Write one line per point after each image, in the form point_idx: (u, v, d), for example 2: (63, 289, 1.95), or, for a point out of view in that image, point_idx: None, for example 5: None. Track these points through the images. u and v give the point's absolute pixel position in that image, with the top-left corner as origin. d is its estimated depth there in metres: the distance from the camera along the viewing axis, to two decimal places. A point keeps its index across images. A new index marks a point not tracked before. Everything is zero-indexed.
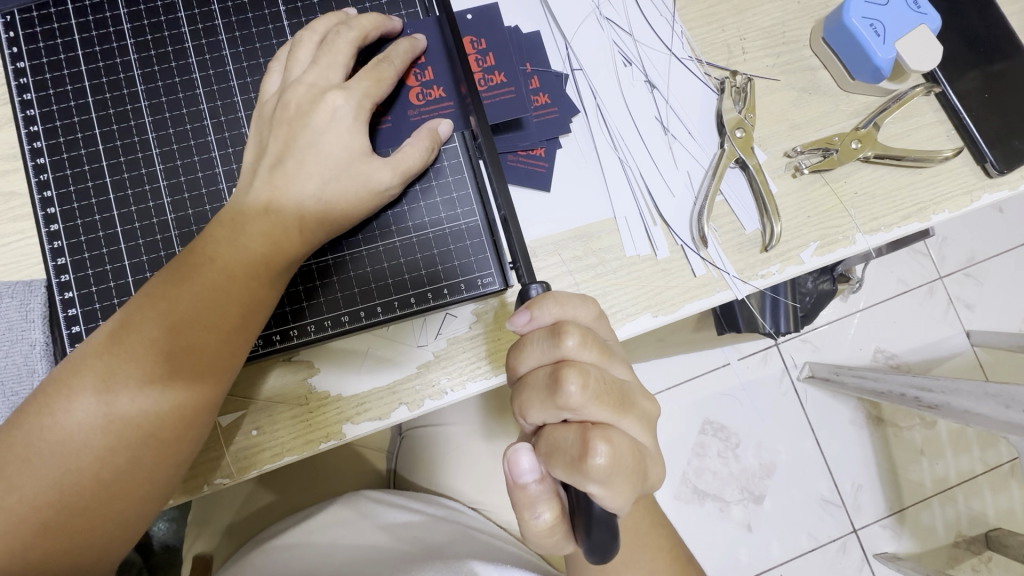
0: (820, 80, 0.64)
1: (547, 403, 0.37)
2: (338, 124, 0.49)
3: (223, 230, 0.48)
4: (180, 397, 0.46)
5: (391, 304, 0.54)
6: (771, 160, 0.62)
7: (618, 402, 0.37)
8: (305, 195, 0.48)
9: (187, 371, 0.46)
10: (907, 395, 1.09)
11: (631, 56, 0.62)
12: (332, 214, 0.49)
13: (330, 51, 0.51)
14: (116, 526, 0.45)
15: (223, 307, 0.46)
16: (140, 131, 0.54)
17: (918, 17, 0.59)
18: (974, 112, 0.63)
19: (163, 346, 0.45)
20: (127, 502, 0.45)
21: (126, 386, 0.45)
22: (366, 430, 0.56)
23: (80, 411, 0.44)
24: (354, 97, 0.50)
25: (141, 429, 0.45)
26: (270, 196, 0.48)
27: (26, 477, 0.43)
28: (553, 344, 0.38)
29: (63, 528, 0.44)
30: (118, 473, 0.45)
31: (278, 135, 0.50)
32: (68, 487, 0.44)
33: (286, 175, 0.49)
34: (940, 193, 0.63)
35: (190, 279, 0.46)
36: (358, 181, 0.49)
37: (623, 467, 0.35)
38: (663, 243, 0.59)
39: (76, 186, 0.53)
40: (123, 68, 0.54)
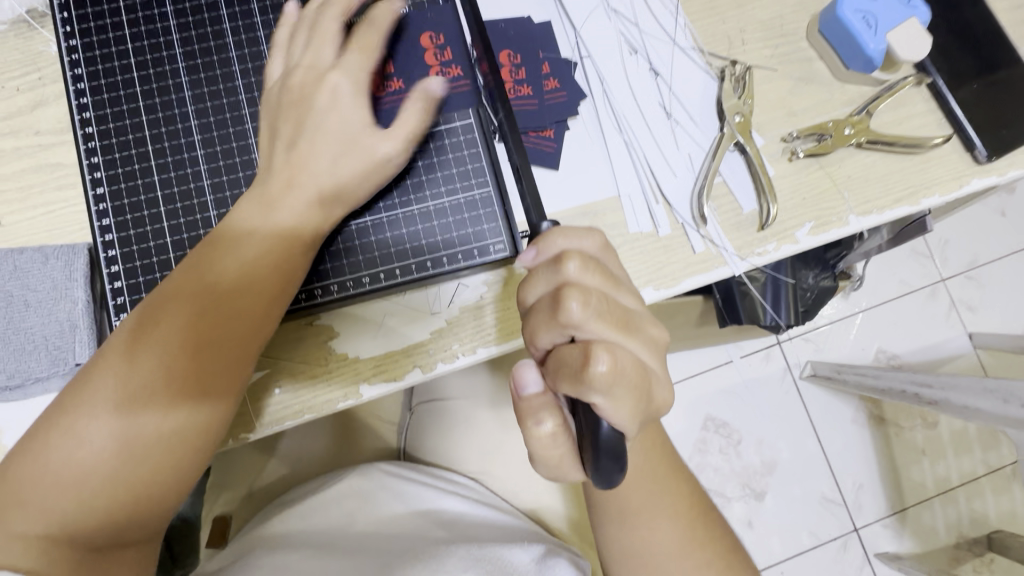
0: (816, 71, 0.67)
1: (552, 323, 0.40)
2: (369, 103, 0.53)
3: (266, 195, 0.52)
4: (231, 351, 0.49)
5: (408, 268, 0.57)
6: (768, 145, 0.65)
7: (623, 323, 0.40)
8: (333, 166, 0.52)
9: (239, 327, 0.49)
10: (908, 391, 1.11)
11: (637, 45, 0.66)
12: (357, 186, 0.53)
13: (361, 37, 0.55)
14: (165, 473, 0.48)
15: (273, 270, 0.51)
16: (180, 104, 0.58)
17: (907, 11, 0.62)
18: (963, 103, 0.66)
19: (216, 304, 0.49)
20: (178, 454, 0.48)
21: (180, 339, 0.48)
22: (381, 391, 0.60)
23: (140, 360, 0.47)
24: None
25: (191, 385, 0.48)
26: (304, 167, 0.52)
27: (82, 420, 0.47)
28: (555, 271, 0.41)
29: (122, 478, 0.47)
30: (171, 426, 0.48)
31: (312, 113, 0.54)
32: (125, 442, 0.47)
33: (318, 147, 0.53)
34: (930, 178, 0.66)
35: (243, 244, 0.51)
36: (385, 154, 0.53)
37: (624, 378, 0.38)
38: (665, 220, 0.63)
39: (121, 154, 0.57)
40: (165, 46, 0.59)
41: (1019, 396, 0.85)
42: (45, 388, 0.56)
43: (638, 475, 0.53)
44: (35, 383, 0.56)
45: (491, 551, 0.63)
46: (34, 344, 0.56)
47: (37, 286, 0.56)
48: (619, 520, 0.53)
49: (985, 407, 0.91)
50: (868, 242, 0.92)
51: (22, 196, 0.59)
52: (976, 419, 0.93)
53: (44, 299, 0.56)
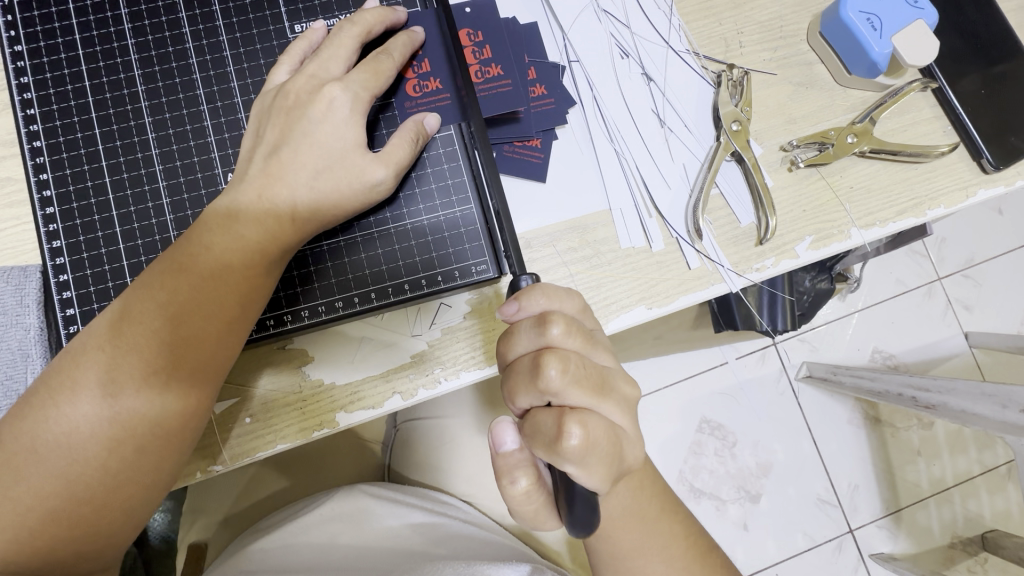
0: (817, 75, 0.64)
1: (529, 387, 0.37)
2: (336, 115, 0.49)
3: (229, 215, 0.48)
4: (179, 384, 0.46)
5: (385, 291, 0.54)
6: (767, 154, 0.62)
7: (600, 386, 0.37)
8: (300, 183, 0.48)
9: (188, 360, 0.46)
10: (904, 394, 1.10)
11: (628, 48, 0.62)
12: (328, 204, 0.49)
13: (333, 45, 0.51)
14: (118, 519, 0.46)
15: (222, 295, 0.46)
16: (136, 115, 0.54)
17: (915, 11, 0.59)
18: (970, 109, 0.63)
19: (161, 336, 0.45)
20: (133, 487, 0.46)
21: (123, 374, 0.44)
22: (359, 418, 0.57)
23: (79, 405, 0.44)
24: (352, 88, 0.50)
25: (146, 416, 0.45)
26: (263, 185, 0.48)
27: (18, 478, 0.43)
28: (537, 332, 0.38)
29: (72, 516, 0.44)
30: (124, 460, 0.45)
31: (276, 124, 0.50)
32: (73, 477, 0.44)
33: (282, 164, 0.49)
34: (935, 188, 0.63)
35: (189, 268, 0.46)
36: (355, 172, 0.49)
37: (597, 450, 0.35)
38: (658, 235, 0.60)
39: (73, 170, 0.53)
40: (120, 52, 0.54)
41: (1018, 400, 0.83)
42: None
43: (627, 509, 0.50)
44: None
45: (475, 567, 0.59)
46: None
47: None
48: (612, 556, 0.50)
49: (983, 412, 0.88)
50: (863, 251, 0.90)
51: None
52: (975, 424, 0.90)
53: None
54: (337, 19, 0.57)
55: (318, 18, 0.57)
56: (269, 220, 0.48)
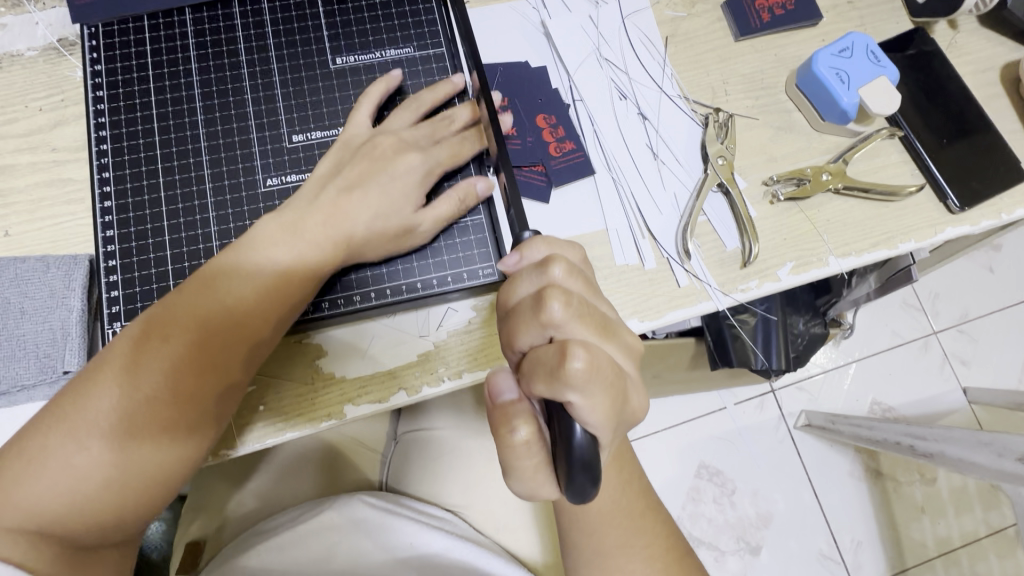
0: (794, 121, 0.71)
1: (532, 321, 0.37)
2: (406, 178, 0.58)
3: (297, 228, 0.55)
4: (213, 378, 0.50)
5: (400, 288, 0.60)
6: (750, 187, 0.68)
7: (602, 326, 0.38)
8: (359, 222, 0.56)
9: (223, 358, 0.50)
10: (901, 444, 1.11)
11: (626, 91, 0.70)
12: (380, 240, 0.57)
13: (410, 104, 0.62)
14: (134, 506, 0.48)
15: (261, 300, 0.52)
16: (192, 127, 0.61)
17: (877, 69, 0.67)
18: (935, 156, 0.70)
19: (220, 334, 0.50)
20: (178, 468, 0.50)
21: (184, 361, 0.49)
22: (366, 411, 0.60)
23: (138, 387, 0.48)
24: (427, 158, 0.59)
25: (204, 405, 0.50)
26: (328, 214, 0.55)
27: (79, 445, 0.46)
28: (540, 271, 0.39)
29: (122, 489, 0.47)
30: (174, 445, 0.49)
31: (355, 166, 0.58)
32: (127, 454, 0.47)
33: (350, 201, 0.56)
34: (906, 225, 0.68)
35: (254, 274, 0.53)
36: (402, 223, 0.58)
37: (600, 377, 0.35)
38: (651, 255, 0.65)
39: (132, 170, 0.60)
40: (184, 75, 0.63)
41: (1014, 449, 0.84)
42: (29, 397, 0.56)
43: (614, 506, 0.52)
44: (20, 391, 0.56)
45: None
46: (25, 351, 0.57)
47: (34, 294, 0.57)
48: (605, 554, 0.52)
49: (982, 460, 0.90)
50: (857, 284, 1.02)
51: (30, 209, 0.61)
52: (971, 471, 0.93)
53: (39, 307, 0.57)
54: (373, 53, 0.65)
55: (357, 53, 0.65)
56: (312, 239, 0.54)
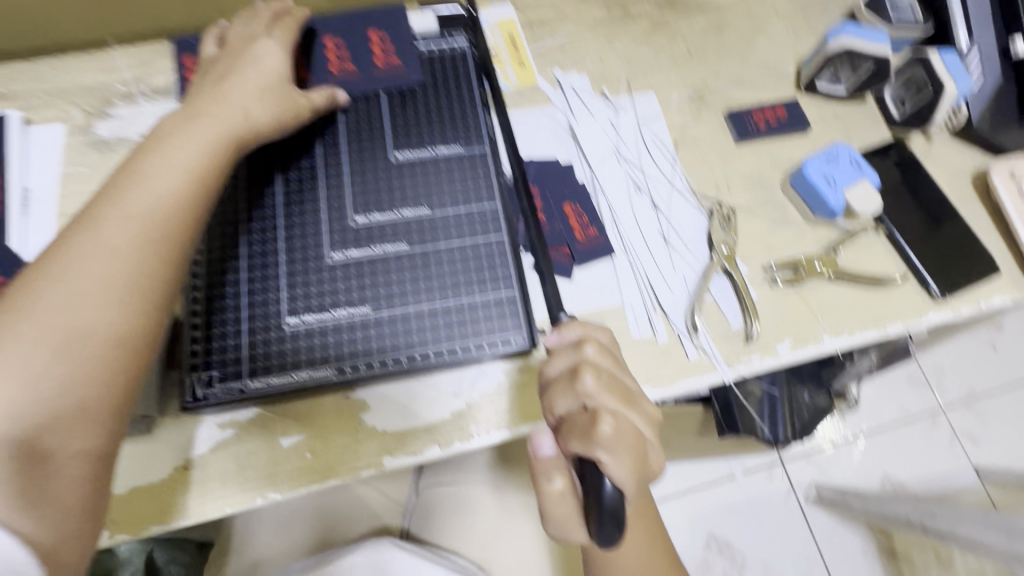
0: (790, 214, 0.81)
1: (568, 390, 0.43)
2: (258, 63, 0.66)
3: (178, 122, 0.59)
4: (159, 253, 0.52)
5: (442, 352, 0.66)
6: (751, 271, 0.77)
7: (626, 395, 0.44)
8: (246, 95, 0.63)
9: (166, 223, 0.53)
10: (912, 520, 1.14)
11: (642, 185, 0.81)
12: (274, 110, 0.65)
13: (257, 18, 0.71)
14: (93, 397, 0.47)
15: (196, 180, 0.56)
16: (268, 202, 0.70)
17: (859, 173, 0.78)
18: (917, 249, 0.79)
19: (153, 203, 0.53)
20: (136, 303, 0.50)
21: (122, 224, 0.51)
22: (402, 463, 0.66)
23: (76, 256, 0.49)
24: (278, 44, 0.69)
25: (143, 250, 0.52)
26: (211, 100, 0.62)
27: (19, 324, 0.46)
28: (575, 347, 0.46)
29: (78, 352, 0.47)
30: (128, 280, 0.50)
31: (214, 74, 0.66)
32: (77, 317, 0.47)
33: (226, 87, 0.63)
34: (894, 310, 0.76)
35: (165, 153, 0.56)
36: (286, 100, 0.67)
37: (623, 440, 0.41)
38: (663, 329, 0.73)
39: (215, 237, 0.67)
40: (264, 155, 0.72)
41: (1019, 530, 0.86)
42: None
43: (642, 563, 0.54)
44: None
45: None
46: None
47: None
48: None
49: (990, 541, 0.91)
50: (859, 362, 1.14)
51: None
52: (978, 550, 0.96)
53: None
54: (426, 144, 0.75)
55: (413, 143, 0.75)
56: (202, 134, 0.59)
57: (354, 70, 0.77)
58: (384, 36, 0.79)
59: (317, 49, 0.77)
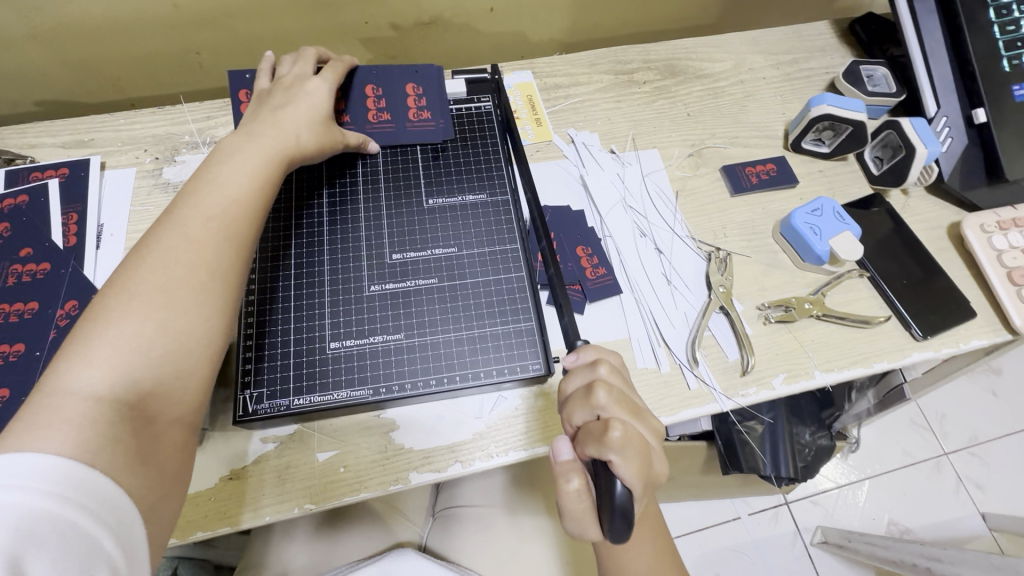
0: (781, 260, 0.89)
1: (584, 403, 0.50)
2: (307, 99, 0.76)
3: (244, 141, 0.69)
4: (233, 250, 0.61)
5: (466, 376, 0.73)
6: (746, 310, 0.85)
7: (634, 410, 0.50)
8: (300, 123, 0.73)
9: (236, 226, 0.62)
10: (918, 564, 1.14)
11: (646, 231, 0.90)
12: (326, 139, 0.76)
13: (302, 61, 0.81)
14: (185, 366, 0.55)
15: (259, 192, 0.66)
16: (318, 240, 0.79)
17: (843, 225, 0.86)
18: (898, 294, 0.86)
19: (222, 215, 0.62)
20: (214, 294, 0.58)
21: (198, 231, 0.60)
22: (427, 478, 0.72)
23: (161, 258, 0.57)
24: (325, 86, 0.79)
25: (218, 248, 0.60)
26: (266, 122, 0.72)
27: (115, 315, 0.53)
28: (590, 367, 0.53)
29: (169, 332, 0.54)
30: (206, 275, 0.58)
31: (267, 102, 0.75)
32: (164, 306, 0.55)
33: (281, 113, 0.73)
34: (879, 348, 0.83)
35: (231, 175, 0.65)
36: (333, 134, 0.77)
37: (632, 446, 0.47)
38: (665, 360, 0.80)
39: (269, 269, 0.76)
40: (315, 199, 0.81)
41: None
42: None
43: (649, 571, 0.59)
44: None
45: None
46: None
47: None
48: None
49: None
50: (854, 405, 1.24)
51: None
52: None
53: None
54: (455, 193, 0.85)
55: (443, 192, 0.84)
56: (266, 150, 0.69)
57: (389, 117, 0.87)
58: (419, 93, 0.89)
59: (359, 98, 0.86)
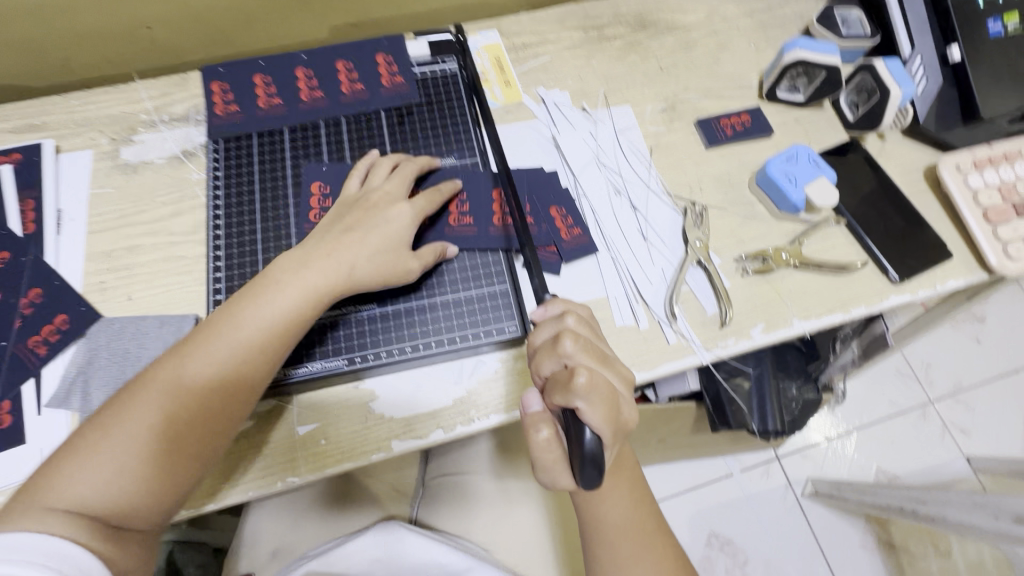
0: (758, 211, 0.88)
1: (551, 354, 0.49)
2: (399, 220, 0.73)
3: (301, 262, 0.69)
4: (228, 392, 0.64)
5: (442, 342, 0.74)
6: (724, 263, 0.84)
7: (602, 358, 0.50)
8: (361, 255, 0.70)
9: (230, 386, 0.64)
10: (904, 508, 1.17)
11: (621, 188, 0.88)
12: (375, 272, 0.70)
13: (400, 174, 0.77)
14: (160, 483, 0.60)
15: (260, 346, 0.65)
16: (286, 218, 0.79)
17: (818, 172, 0.85)
18: (875, 239, 0.86)
19: (223, 366, 0.64)
20: (208, 426, 0.63)
21: (207, 367, 0.64)
22: (409, 446, 0.72)
23: (177, 381, 0.63)
24: (412, 206, 0.74)
25: (220, 382, 0.64)
26: (328, 247, 0.70)
27: (125, 430, 0.60)
28: (557, 319, 0.52)
29: (162, 457, 0.61)
30: (206, 405, 0.63)
31: (352, 216, 0.73)
32: (164, 432, 0.61)
33: (350, 238, 0.71)
34: (856, 293, 0.83)
35: (262, 305, 0.67)
36: (398, 252, 0.72)
37: (598, 392, 0.47)
38: (644, 317, 0.79)
39: (240, 252, 0.77)
40: (281, 177, 0.81)
41: (1008, 509, 0.92)
42: None
43: (627, 522, 0.60)
44: None
45: None
46: None
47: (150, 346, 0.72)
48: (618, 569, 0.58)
49: (980, 522, 0.97)
50: (842, 358, 1.28)
51: (152, 278, 0.78)
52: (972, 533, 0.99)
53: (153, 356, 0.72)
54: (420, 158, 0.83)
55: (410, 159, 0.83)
56: (280, 304, 0.67)
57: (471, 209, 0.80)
58: (389, 60, 0.88)
59: (330, 75, 0.86)
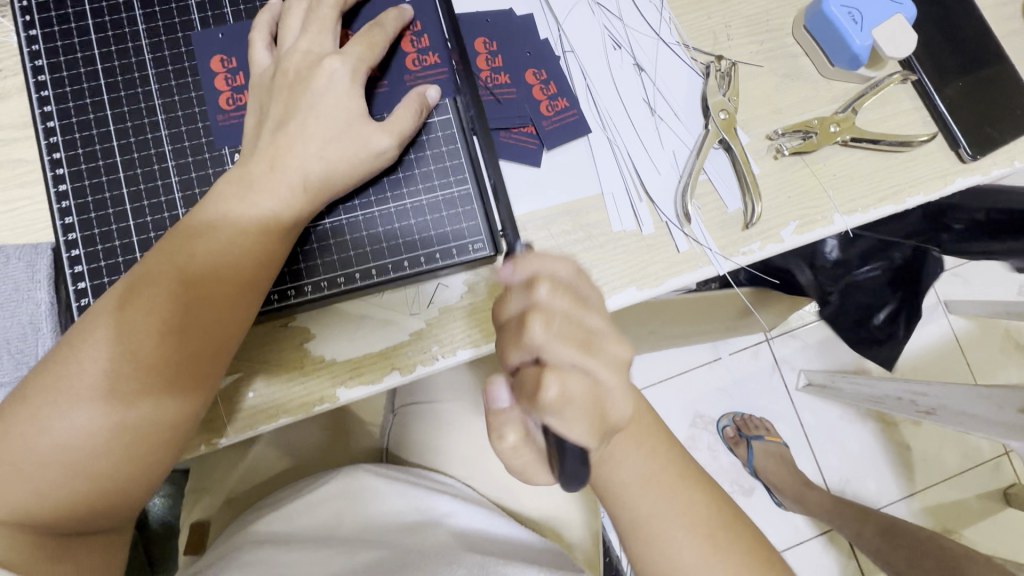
0: (801, 67, 0.66)
1: (517, 343, 0.41)
2: (336, 89, 0.50)
3: (241, 183, 0.49)
4: (198, 332, 0.46)
5: (385, 267, 0.56)
6: (753, 143, 0.64)
7: (584, 343, 0.40)
8: (308, 154, 0.49)
9: (211, 324, 0.46)
10: (902, 398, 1.10)
11: (620, 40, 0.65)
12: (336, 172, 0.50)
13: (317, 19, 0.52)
14: (122, 462, 0.45)
15: (242, 270, 0.48)
16: (146, 98, 0.55)
17: (894, 6, 0.61)
18: (949, 101, 0.66)
19: (191, 297, 0.46)
20: (181, 380, 0.46)
21: (165, 297, 0.45)
22: (359, 394, 0.58)
23: (131, 323, 0.45)
24: (347, 58, 0.51)
25: (188, 319, 0.46)
26: (269, 157, 0.49)
27: (68, 399, 0.43)
28: (527, 293, 0.41)
29: (121, 430, 0.44)
30: (170, 353, 0.45)
31: (277, 100, 0.51)
32: (118, 393, 0.44)
33: (288, 135, 0.50)
34: (915, 177, 0.65)
35: (224, 216, 0.48)
36: (358, 141, 0.50)
37: (575, 404, 0.38)
38: (649, 219, 0.62)
39: (85, 149, 0.54)
40: (131, 37, 0.56)
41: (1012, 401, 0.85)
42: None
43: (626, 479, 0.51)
44: None
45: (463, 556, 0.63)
46: None
47: None
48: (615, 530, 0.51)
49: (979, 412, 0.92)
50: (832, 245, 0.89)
51: None
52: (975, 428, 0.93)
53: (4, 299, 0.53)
54: None
55: None
56: (257, 212, 0.49)
57: (438, 60, 0.58)
58: None
59: None
